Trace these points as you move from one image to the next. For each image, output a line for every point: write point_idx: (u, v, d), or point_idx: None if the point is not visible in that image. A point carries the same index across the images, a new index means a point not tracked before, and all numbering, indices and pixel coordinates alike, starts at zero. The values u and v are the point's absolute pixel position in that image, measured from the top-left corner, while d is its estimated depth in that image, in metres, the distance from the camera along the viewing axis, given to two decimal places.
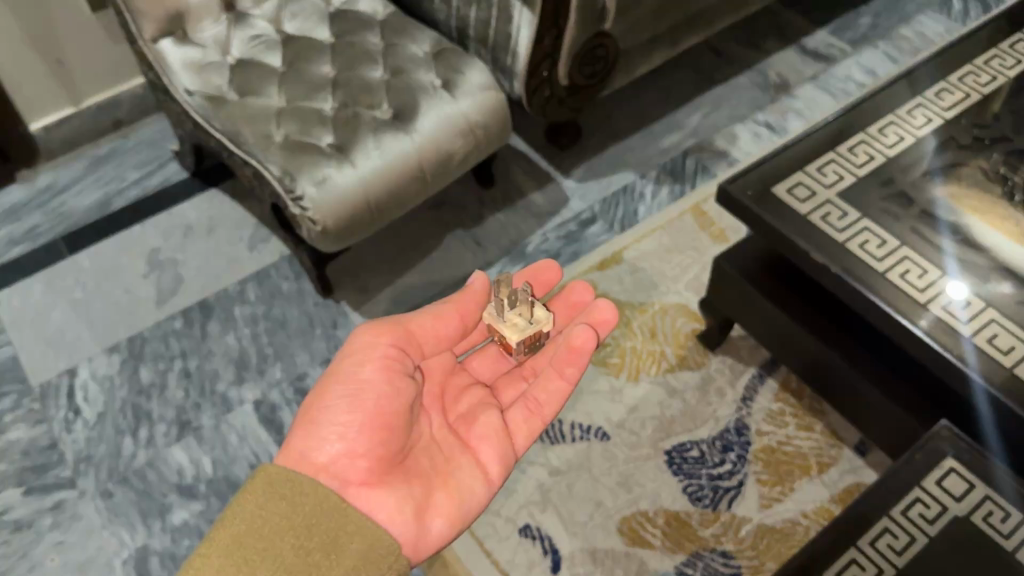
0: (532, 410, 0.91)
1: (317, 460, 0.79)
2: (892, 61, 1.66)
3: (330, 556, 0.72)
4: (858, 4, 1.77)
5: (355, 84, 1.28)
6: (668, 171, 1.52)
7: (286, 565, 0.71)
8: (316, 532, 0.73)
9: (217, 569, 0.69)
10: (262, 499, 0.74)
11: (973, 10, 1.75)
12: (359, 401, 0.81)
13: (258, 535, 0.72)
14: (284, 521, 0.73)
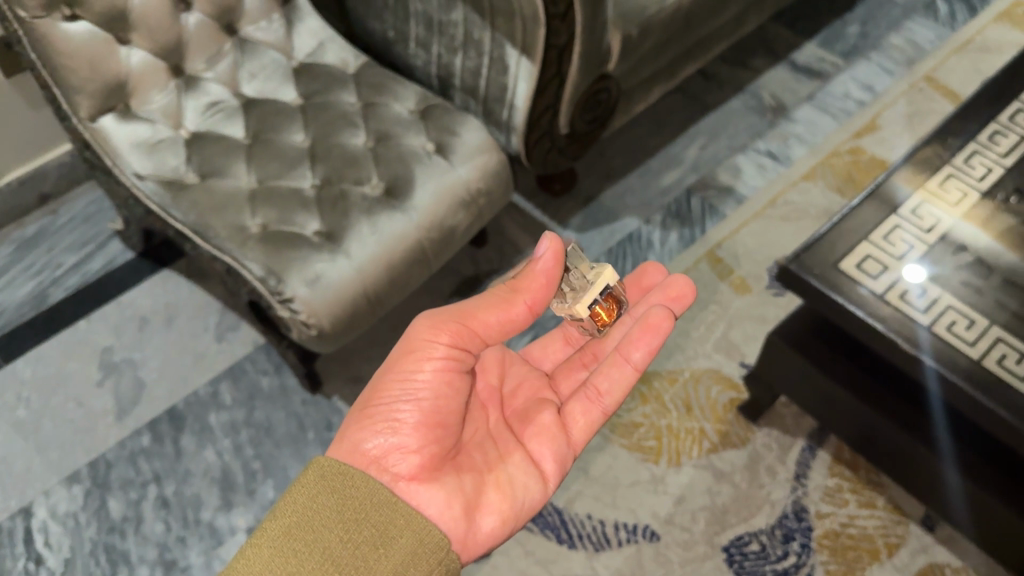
0: (591, 399, 0.84)
1: (367, 450, 0.74)
2: (888, 73, 1.57)
3: (379, 549, 0.67)
4: (843, 11, 1.67)
5: (337, 155, 1.12)
6: (673, 215, 1.40)
7: (334, 559, 0.66)
8: (367, 524, 0.68)
9: (266, 562, 0.65)
10: (314, 489, 0.68)
11: (960, 13, 1.66)
12: (417, 398, 0.75)
13: (307, 527, 0.67)
14: (335, 513, 0.67)
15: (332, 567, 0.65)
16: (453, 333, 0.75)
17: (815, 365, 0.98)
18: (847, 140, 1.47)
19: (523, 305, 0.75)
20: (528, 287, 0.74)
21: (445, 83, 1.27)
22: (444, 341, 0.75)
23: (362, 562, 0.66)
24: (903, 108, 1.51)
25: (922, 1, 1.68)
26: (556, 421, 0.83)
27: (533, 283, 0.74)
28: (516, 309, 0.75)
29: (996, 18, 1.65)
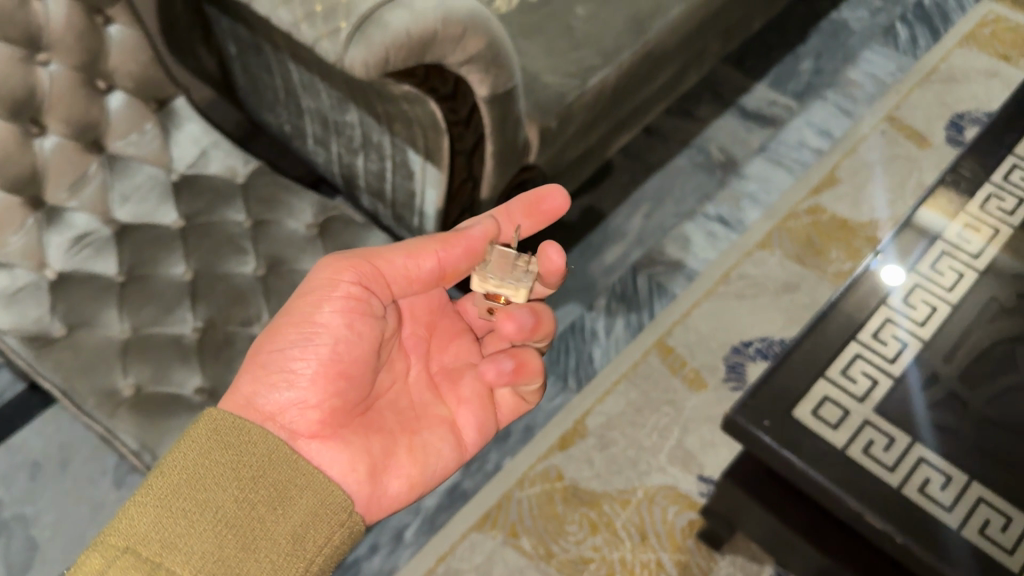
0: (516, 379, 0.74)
1: (262, 404, 0.66)
2: (847, 114, 1.43)
3: (275, 511, 0.61)
4: (794, 43, 1.53)
5: (222, 291, 0.98)
6: (618, 298, 1.27)
7: (227, 522, 0.60)
8: (264, 483, 0.62)
9: (154, 522, 0.58)
10: (208, 444, 0.62)
11: (922, 37, 1.53)
12: (315, 347, 0.67)
13: (198, 485, 0.60)
14: (230, 471, 0.61)
15: (227, 528, 0.60)
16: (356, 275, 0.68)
17: (779, 516, 0.85)
18: (804, 198, 1.34)
19: (433, 259, 0.70)
20: (443, 246, 0.70)
21: (351, 183, 1.13)
22: (346, 282, 0.68)
23: (261, 520, 0.61)
24: (865, 155, 1.38)
25: (880, 26, 1.55)
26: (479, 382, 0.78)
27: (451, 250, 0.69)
28: (424, 267, 0.70)
29: (961, 41, 1.52)
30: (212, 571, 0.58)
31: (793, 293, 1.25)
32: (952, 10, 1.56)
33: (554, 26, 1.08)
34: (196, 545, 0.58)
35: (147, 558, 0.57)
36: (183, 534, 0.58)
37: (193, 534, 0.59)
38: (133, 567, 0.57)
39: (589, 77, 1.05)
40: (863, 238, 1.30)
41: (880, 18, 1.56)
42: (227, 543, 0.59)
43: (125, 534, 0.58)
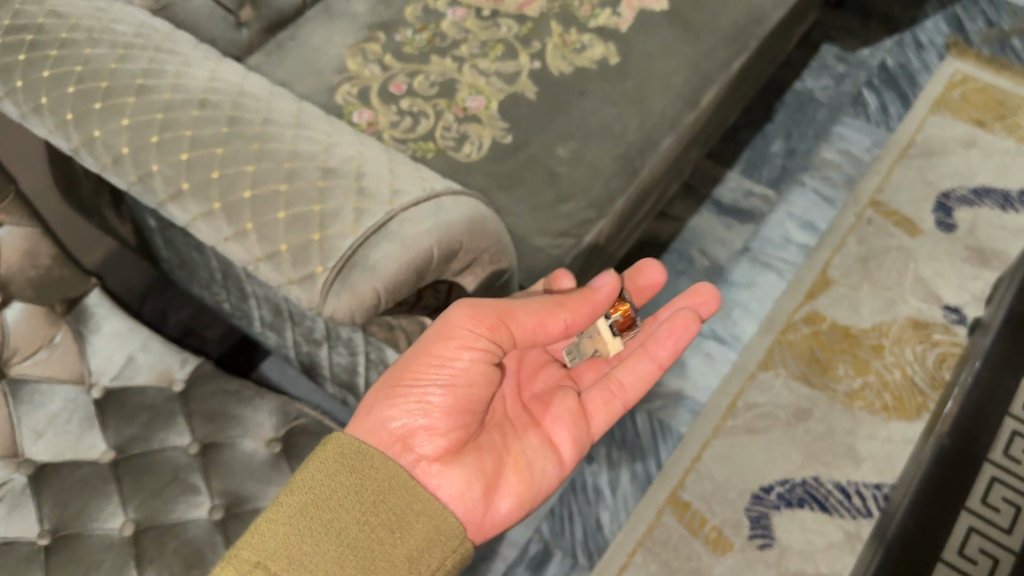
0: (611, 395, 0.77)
1: (393, 430, 0.64)
2: (828, 202, 1.34)
3: (394, 533, 0.59)
4: (761, 123, 1.43)
5: (174, 553, 0.72)
6: (619, 445, 1.12)
7: (349, 543, 0.58)
8: (385, 507, 0.60)
9: (282, 538, 0.57)
10: (330, 467, 0.60)
11: (892, 105, 1.45)
12: (449, 383, 0.64)
13: (323, 506, 0.58)
14: (354, 493, 0.59)
15: (351, 544, 0.58)
16: (492, 326, 0.64)
17: None
18: (799, 304, 1.23)
19: (563, 321, 0.67)
20: (573, 308, 0.67)
21: (311, 368, 0.96)
22: (483, 330, 0.64)
23: (385, 534, 0.59)
24: (855, 249, 1.29)
25: (847, 96, 1.46)
26: (579, 406, 0.76)
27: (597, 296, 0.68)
28: (554, 328, 0.66)
29: (932, 107, 1.44)
30: None
31: (806, 421, 1.13)
32: (917, 72, 1.49)
33: (535, 173, 0.94)
34: (319, 565, 0.57)
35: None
36: (307, 553, 0.57)
37: (317, 552, 0.57)
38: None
39: (584, 234, 0.91)
40: (869, 347, 1.19)
41: (845, 86, 1.47)
42: (348, 564, 0.57)
43: (254, 551, 0.56)
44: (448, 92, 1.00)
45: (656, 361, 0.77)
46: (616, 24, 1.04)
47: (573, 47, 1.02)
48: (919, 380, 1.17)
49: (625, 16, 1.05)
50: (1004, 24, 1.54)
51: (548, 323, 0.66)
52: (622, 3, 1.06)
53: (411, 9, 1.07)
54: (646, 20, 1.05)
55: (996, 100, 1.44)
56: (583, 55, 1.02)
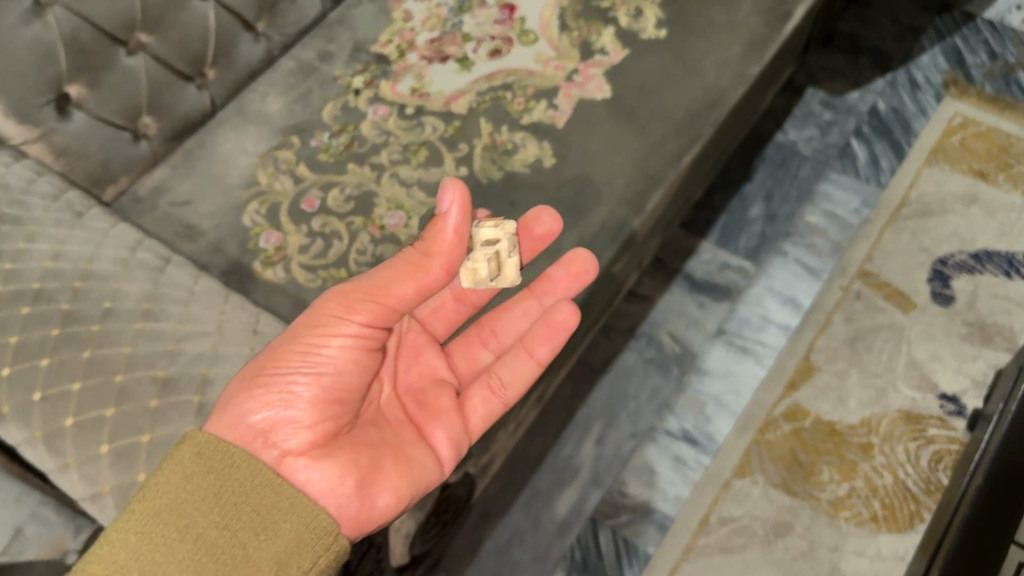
0: (493, 390, 0.74)
1: (254, 424, 0.58)
2: (811, 273, 1.22)
3: (260, 536, 0.55)
4: (738, 183, 1.32)
5: None
6: (580, 569, 1.02)
7: (207, 549, 0.53)
8: (248, 508, 0.55)
9: (134, 550, 0.52)
10: (187, 467, 0.55)
11: (883, 155, 1.32)
12: (316, 371, 0.59)
13: (177, 510, 0.53)
14: (212, 493, 0.54)
15: (209, 552, 0.53)
16: (373, 312, 0.60)
17: None
18: (779, 397, 1.12)
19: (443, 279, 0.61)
20: (440, 249, 0.59)
21: None
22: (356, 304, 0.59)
23: (249, 535, 0.54)
24: (842, 330, 1.17)
25: (834, 148, 1.34)
26: (455, 404, 0.71)
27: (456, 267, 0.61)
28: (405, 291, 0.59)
29: (929, 157, 1.31)
30: None
31: (786, 538, 1.03)
32: (912, 117, 1.36)
33: None
34: None
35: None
36: (161, 562, 0.52)
37: (172, 562, 0.52)
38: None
39: None
40: (856, 446, 1.08)
41: (832, 136, 1.35)
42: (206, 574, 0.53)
43: (100, 564, 0.51)
44: (364, 208, 0.90)
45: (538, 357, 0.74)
46: (553, 118, 0.94)
47: (504, 149, 0.92)
48: (911, 484, 1.06)
49: (563, 108, 0.95)
50: (1008, 56, 1.41)
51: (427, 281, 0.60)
52: (560, 92, 0.96)
53: (329, 108, 0.98)
54: (587, 112, 0.94)
55: (1000, 147, 1.31)
56: (515, 158, 0.92)
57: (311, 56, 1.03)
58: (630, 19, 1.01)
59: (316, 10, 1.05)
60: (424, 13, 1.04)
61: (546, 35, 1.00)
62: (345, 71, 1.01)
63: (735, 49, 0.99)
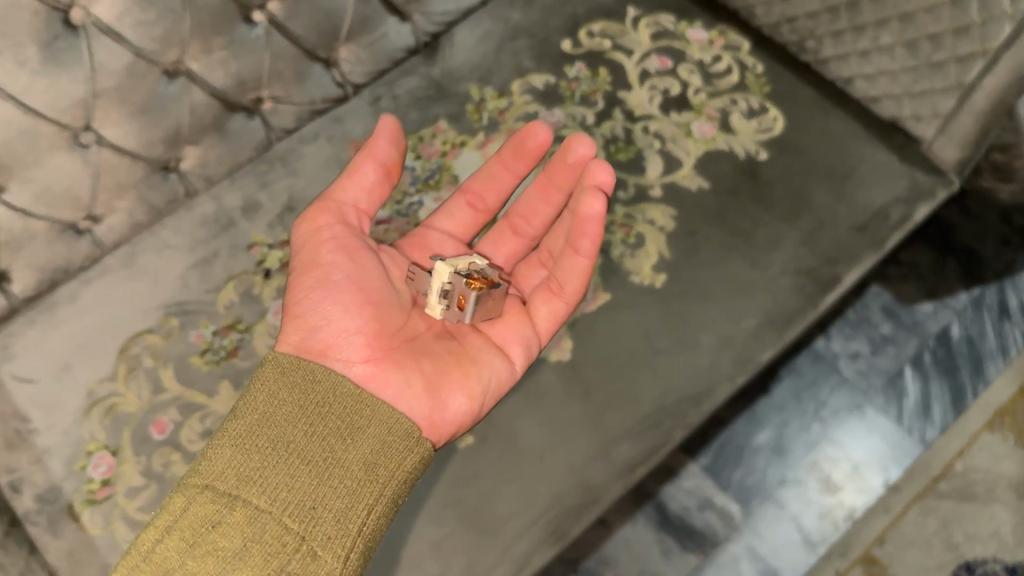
0: (554, 291, 0.72)
1: (312, 345, 0.65)
2: (805, 539, 1.01)
3: (346, 441, 0.61)
4: (754, 394, 1.09)
5: None
6: None
7: (298, 454, 0.59)
8: (332, 416, 0.61)
9: (232, 459, 0.58)
10: (273, 385, 0.61)
11: (937, 402, 1.08)
12: (332, 282, 0.65)
13: (267, 423, 0.60)
14: (298, 406, 0.61)
15: (302, 460, 0.59)
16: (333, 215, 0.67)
17: None
18: None
19: (374, 167, 0.68)
20: (372, 150, 0.68)
21: None
22: (326, 220, 0.67)
23: (332, 436, 0.60)
24: None
25: (880, 373, 1.10)
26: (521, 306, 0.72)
27: (380, 146, 0.67)
28: (368, 174, 0.68)
29: (992, 419, 1.07)
30: (285, 503, 0.57)
31: None
32: (987, 356, 1.11)
33: None
34: (272, 478, 0.58)
35: (225, 495, 0.57)
36: (258, 468, 0.58)
37: (268, 467, 0.58)
38: (210, 504, 0.56)
39: None
40: None
41: (883, 358, 1.11)
42: (301, 475, 0.59)
43: (204, 475, 0.58)
44: None
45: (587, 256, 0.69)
46: None
47: None
48: None
49: None
50: None
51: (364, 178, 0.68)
52: None
53: (227, 290, 0.79)
54: (528, 380, 0.74)
55: None
56: None
57: (235, 204, 0.83)
58: (627, 249, 0.79)
59: (257, 139, 0.85)
60: None
61: None
62: (265, 238, 0.82)
63: (746, 323, 0.76)
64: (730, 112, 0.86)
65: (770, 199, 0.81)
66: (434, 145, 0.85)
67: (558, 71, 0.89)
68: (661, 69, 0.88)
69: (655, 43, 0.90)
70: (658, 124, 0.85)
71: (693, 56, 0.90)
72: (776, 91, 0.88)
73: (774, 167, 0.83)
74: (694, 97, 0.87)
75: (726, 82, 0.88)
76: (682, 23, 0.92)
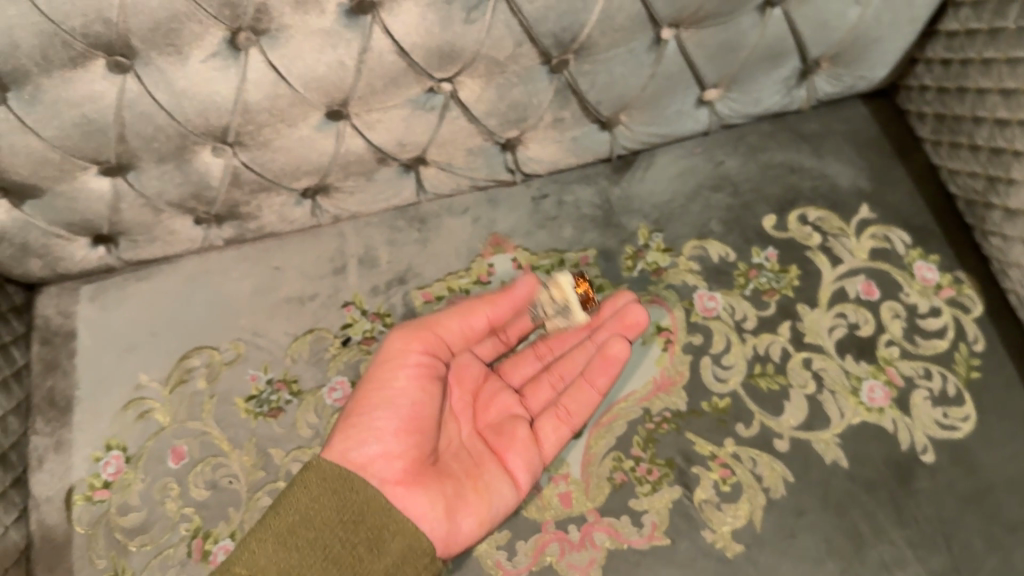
0: (561, 418, 0.67)
1: (353, 459, 0.60)
2: None
3: (373, 552, 0.56)
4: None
5: None
6: None
7: (331, 559, 0.55)
8: (365, 524, 0.57)
9: (271, 559, 0.54)
10: (314, 490, 0.58)
11: None
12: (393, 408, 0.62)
13: (308, 525, 0.56)
14: (336, 511, 0.57)
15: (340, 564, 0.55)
16: (422, 339, 0.65)
17: None
18: None
19: (484, 319, 0.67)
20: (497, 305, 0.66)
21: None
22: (416, 349, 0.65)
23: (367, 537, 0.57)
24: None
25: None
26: (529, 433, 0.67)
27: (500, 308, 0.66)
28: (476, 326, 0.67)
29: None
30: None
31: None
32: None
33: None
34: None
35: None
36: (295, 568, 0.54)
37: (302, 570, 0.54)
38: None
39: None
40: None
41: None
42: None
43: (243, 565, 0.54)
44: (215, 516, 0.68)
45: (599, 389, 0.67)
46: (495, 566, 0.65)
47: None
48: None
49: (520, 562, 0.65)
50: None
51: (469, 323, 0.67)
52: (536, 535, 0.66)
53: (302, 341, 0.75)
54: None
55: None
56: None
57: (355, 249, 0.78)
58: (714, 496, 0.67)
59: (405, 196, 0.78)
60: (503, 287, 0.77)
61: (592, 441, 0.69)
62: (364, 300, 0.76)
63: None
64: (915, 386, 0.71)
65: (909, 514, 0.66)
66: None
67: (743, 249, 0.77)
68: (862, 298, 0.74)
69: (869, 262, 0.76)
70: (823, 363, 0.72)
71: (907, 297, 0.74)
72: (985, 381, 0.71)
73: (934, 476, 0.68)
74: (883, 349, 0.72)
75: (930, 345, 0.72)
76: (916, 250, 0.77)
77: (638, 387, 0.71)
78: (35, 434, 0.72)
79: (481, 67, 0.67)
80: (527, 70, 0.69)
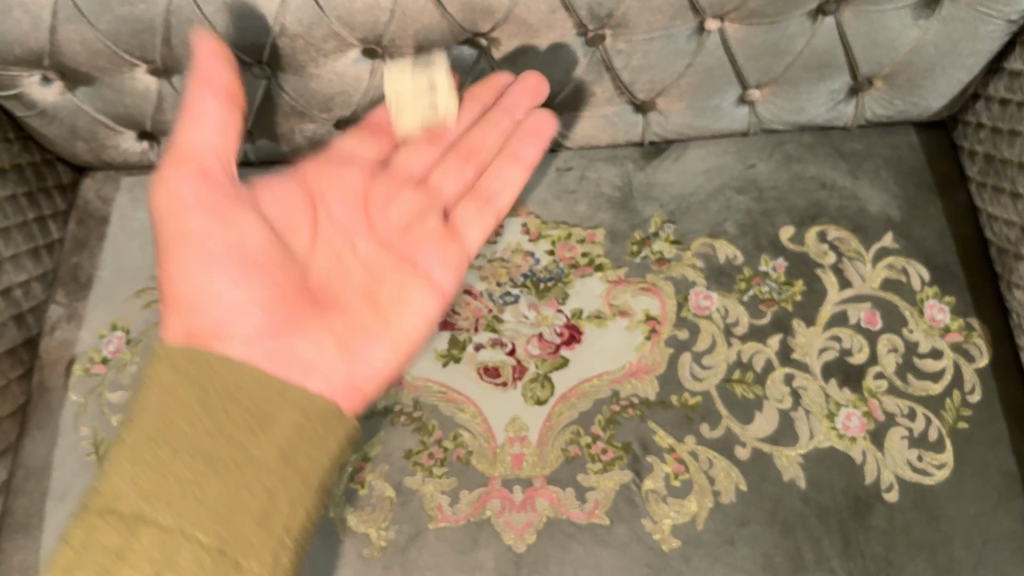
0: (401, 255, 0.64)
1: (198, 328, 0.55)
2: None
3: (256, 433, 0.52)
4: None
5: None
6: None
7: (201, 454, 0.50)
8: (238, 407, 0.52)
9: (131, 482, 0.49)
10: (166, 379, 0.52)
11: None
12: (217, 259, 0.56)
13: (169, 422, 0.51)
14: (201, 408, 0.52)
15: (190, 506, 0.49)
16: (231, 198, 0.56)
17: None
18: None
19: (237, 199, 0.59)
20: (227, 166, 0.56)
21: None
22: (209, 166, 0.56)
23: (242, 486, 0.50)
24: None
25: None
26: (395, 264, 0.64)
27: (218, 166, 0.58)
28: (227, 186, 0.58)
29: None
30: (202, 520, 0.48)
31: None
32: None
33: None
34: (177, 486, 0.49)
35: (124, 521, 0.48)
36: (172, 478, 0.49)
37: (165, 474, 0.49)
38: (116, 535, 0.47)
39: None
40: None
41: None
42: (209, 486, 0.50)
43: (104, 499, 0.49)
44: None
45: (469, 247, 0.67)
46: (435, 510, 0.67)
47: (352, 490, 0.69)
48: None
49: (459, 511, 0.67)
50: None
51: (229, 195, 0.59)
52: (480, 489, 0.68)
53: None
54: (467, 544, 0.66)
55: None
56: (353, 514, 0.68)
57: None
58: (661, 488, 0.67)
59: None
60: (508, 248, 0.79)
61: (556, 411, 0.71)
62: None
63: None
64: (894, 423, 0.69)
65: (856, 548, 0.64)
66: (573, 251, 0.78)
67: (753, 255, 0.76)
68: (862, 325, 0.73)
69: (878, 291, 0.74)
70: (805, 382, 0.71)
71: (909, 333, 0.72)
72: (971, 433, 0.68)
73: (891, 516, 0.65)
74: (870, 381, 0.70)
75: (921, 386, 0.70)
76: (931, 289, 0.74)
77: (612, 369, 0.72)
78: (53, 303, 0.78)
79: (515, 28, 0.68)
80: (562, 39, 0.70)
